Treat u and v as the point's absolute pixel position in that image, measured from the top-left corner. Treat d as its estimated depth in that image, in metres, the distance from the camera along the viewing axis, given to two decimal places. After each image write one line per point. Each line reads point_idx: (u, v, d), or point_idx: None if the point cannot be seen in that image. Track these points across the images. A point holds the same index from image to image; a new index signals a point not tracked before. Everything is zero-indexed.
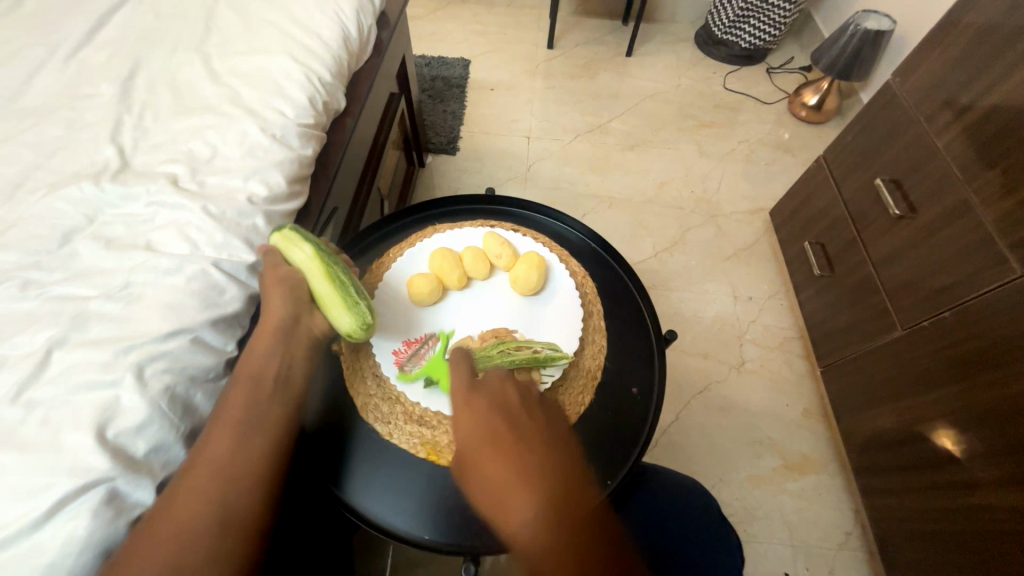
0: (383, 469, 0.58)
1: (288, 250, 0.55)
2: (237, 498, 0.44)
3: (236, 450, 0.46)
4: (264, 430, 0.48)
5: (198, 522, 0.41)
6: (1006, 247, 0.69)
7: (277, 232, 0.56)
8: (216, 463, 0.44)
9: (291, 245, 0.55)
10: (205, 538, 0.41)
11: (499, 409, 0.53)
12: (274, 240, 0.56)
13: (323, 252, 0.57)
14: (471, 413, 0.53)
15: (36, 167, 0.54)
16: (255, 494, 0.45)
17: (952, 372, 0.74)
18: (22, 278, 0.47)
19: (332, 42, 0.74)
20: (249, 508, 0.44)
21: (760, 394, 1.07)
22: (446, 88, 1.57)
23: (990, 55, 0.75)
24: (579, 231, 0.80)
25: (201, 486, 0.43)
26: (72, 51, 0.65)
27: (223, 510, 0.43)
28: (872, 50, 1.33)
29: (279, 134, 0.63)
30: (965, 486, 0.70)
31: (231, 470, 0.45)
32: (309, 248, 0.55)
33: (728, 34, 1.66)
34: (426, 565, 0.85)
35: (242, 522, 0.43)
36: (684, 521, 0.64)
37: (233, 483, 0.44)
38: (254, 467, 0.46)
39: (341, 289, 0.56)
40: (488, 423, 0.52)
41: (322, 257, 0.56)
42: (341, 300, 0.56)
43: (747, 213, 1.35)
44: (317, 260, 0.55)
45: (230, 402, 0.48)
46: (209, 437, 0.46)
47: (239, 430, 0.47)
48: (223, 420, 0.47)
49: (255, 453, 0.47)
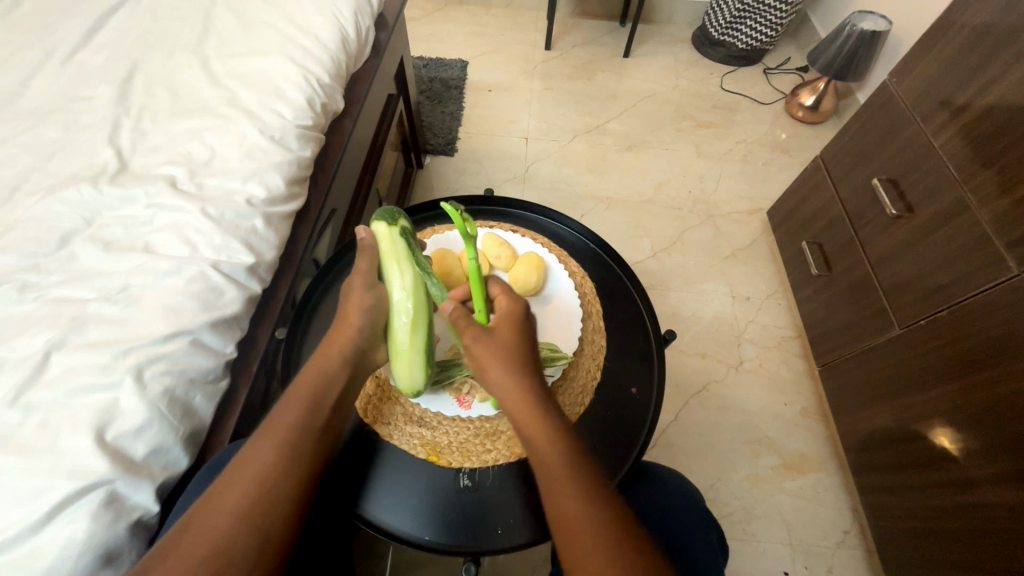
0: (398, 476, 0.58)
1: (390, 262, 0.56)
2: (273, 517, 0.43)
3: (276, 467, 0.45)
4: (309, 452, 0.48)
5: (232, 537, 0.41)
6: (1003, 245, 0.69)
7: (388, 237, 0.56)
8: (254, 479, 0.44)
9: (397, 262, 0.56)
10: (239, 556, 0.40)
11: (528, 335, 0.55)
12: (383, 238, 0.57)
13: (423, 287, 0.56)
14: (507, 330, 0.54)
15: (34, 169, 0.54)
16: (293, 512, 0.44)
17: (948, 370, 0.74)
18: (20, 280, 0.47)
19: (330, 44, 0.74)
20: (284, 529, 0.43)
21: (759, 394, 1.07)
22: (444, 89, 1.58)
23: (986, 56, 0.75)
24: (578, 232, 0.80)
25: (240, 501, 0.43)
26: (69, 52, 0.66)
27: (257, 528, 0.42)
28: (868, 51, 1.33)
29: (277, 136, 0.63)
30: (963, 484, 0.71)
31: (271, 489, 0.44)
32: (413, 275, 0.56)
33: (725, 35, 1.66)
34: (426, 566, 0.85)
35: (275, 545, 0.42)
36: (672, 516, 0.62)
37: (272, 501, 0.44)
38: (295, 486, 0.45)
39: (417, 340, 0.55)
40: (519, 343, 0.53)
41: (413, 294, 0.55)
42: (405, 349, 0.55)
43: (744, 213, 1.36)
44: (412, 295, 0.55)
45: (280, 421, 0.48)
46: (252, 451, 0.46)
47: (284, 447, 0.47)
48: (270, 439, 0.47)
49: (300, 474, 0.46)
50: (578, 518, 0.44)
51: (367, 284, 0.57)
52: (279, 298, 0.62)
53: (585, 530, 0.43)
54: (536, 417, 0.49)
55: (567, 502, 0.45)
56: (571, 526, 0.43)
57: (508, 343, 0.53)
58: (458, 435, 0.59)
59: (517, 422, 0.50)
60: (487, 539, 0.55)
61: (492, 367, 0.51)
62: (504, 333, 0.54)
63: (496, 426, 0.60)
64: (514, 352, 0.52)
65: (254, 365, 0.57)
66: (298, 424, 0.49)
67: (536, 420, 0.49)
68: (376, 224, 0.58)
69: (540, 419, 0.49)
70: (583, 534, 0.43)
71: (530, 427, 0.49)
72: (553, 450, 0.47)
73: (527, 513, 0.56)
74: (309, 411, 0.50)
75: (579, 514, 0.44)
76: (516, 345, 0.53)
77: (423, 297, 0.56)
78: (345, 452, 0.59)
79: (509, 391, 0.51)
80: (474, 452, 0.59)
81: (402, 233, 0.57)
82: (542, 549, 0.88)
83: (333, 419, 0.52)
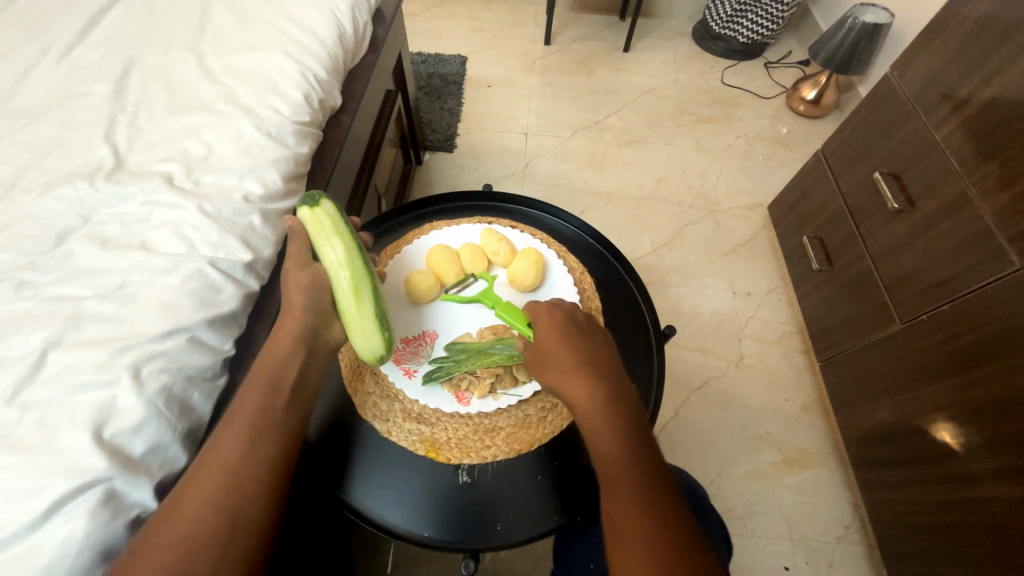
0: (388, 470, 0.58)
1: (319, 238, 0.54)
2: (245, 501, 0.43)
3: (244, 452, 0.45)
4: (278, 437, 0.48)
5: (208, 523, 0.41)
6: (1006, 239, 0.69)
7: (309, 209, 0.54)
8: (224, 465, 0.44)
9: (324, 237, 0.54)
10: (214, 541, 0.41)
11: (573, 331, 0.55)
12: (305, 218, 0.54)
13: (356, 256, 0.55)
14: (550, 332, 0.55)
15: (30, 167, 0.54)
16: (266, 496, 0.45)
17: (950, 365, 0.74)
18: (17, 278, 0.46)
19: (327, 39, 0.74)
20: (261, 512, 0.44)
21: (759, 389, 1.07)
22: (443, 85, 1.57)
23: (988, 49, 0.75)
24: (577, 228, 0.80)
25: (212, 489, 0.43)
26: (65, 50, 0.65)
27: (230, 512, 0.42)
28: (869, 44, 1.32)
29: (274, 132, 0.63)
30: (965, 479, 0.70)
31: (244, 474, 0.44)
32: (343, 247, 0.54)
33: (726, 29, 1.65)
34: (426, 563, 0.85)
35: (250, 528, 0.43)
36: None
37: (241, 485, 0.44)
38: (265, 470, 0.46)
39: (361, 306, 0.54)
40: (583, 345, 0.54)
41: (349, 261, 0.54)
42: (356, 317, 0.54)
43: (745, 208, 1.35)
44: (347, 264, 0.54)
45: (244, 406, 0.48)
46: (221, 438, 0.46)
47: (253, 433, 0.47)
48: (235, 425, 0.47)
49: (270, 458, 0.46)
50: (630, 522, 0.44)
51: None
52: (276, 294, 0.62)
53: (637, 528, 0.43)
54: (599, 418, 0.49)
55: (619, 502, 0.45)
56: (622, 531, 0.44)
57: (569, 345, 0.54)
58: (458, 431, 0.59)
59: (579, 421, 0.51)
60: (486, 535, 0.55)
61: (556, 367, 0.53)
62: (564, 336, 0.54)
63: (495, 423, 0.59)
64: (578, 353, 0.53)
65: (252, 362, 0.57)
66: (263, 408, 0.49)
67: (600, 420, 0.49)
68: (298, 209, 0.55)
69: (604, 420, 0.49)
70: (633, 537, 0.43)
71: (592, 428, 0.50)
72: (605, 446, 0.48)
73: (526, 508, 0.56)
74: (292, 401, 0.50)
75: (631, 518, 0.44)
76: (579, 347, 0.54)
77: (362, 268, 0.55)
78: (327, 441, 0.59)
79: (573, 390, 0.51)
80: (473, 448, 0.58)
81: (326, 203, 0.55)
82: (541, 545, 0.88)
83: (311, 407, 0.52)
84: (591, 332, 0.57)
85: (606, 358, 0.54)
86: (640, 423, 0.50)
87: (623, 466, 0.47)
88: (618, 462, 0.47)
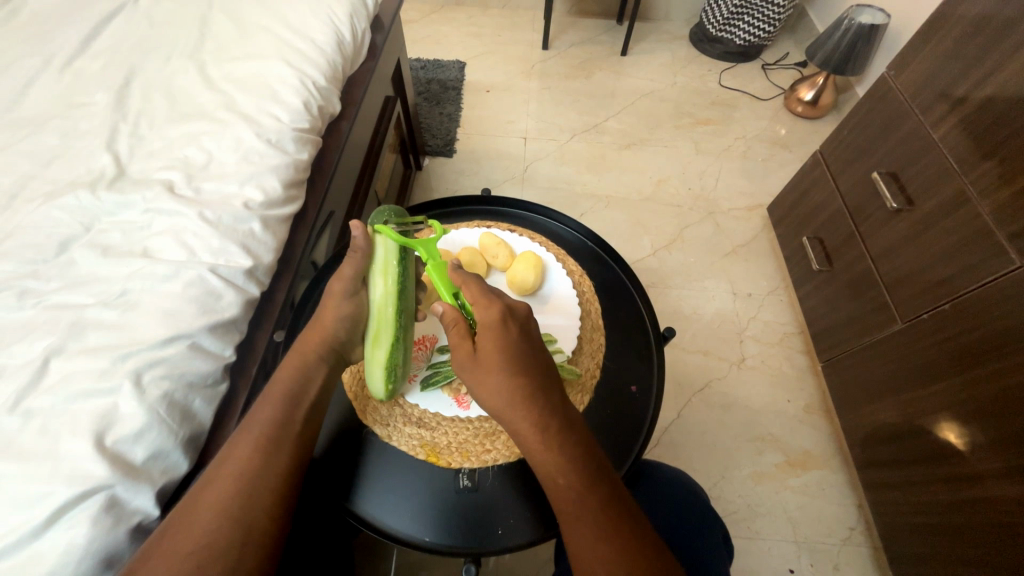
0: (391, 476, 0.58)
1: (374, 270, 0.56)
2: (258, 511, 0.44)
3: (255, 463, 0.46)
4: (286, 449, 0.49)
5: (220, 534, 0.41)
6: (1004, 237, 0.69)
7: (379, 241, 0.57)
8: (235, 475, 0.45)
9: (376, 272, 0.56)
10: (228, 550, 0.41)
11: (512, 331, 0.50)
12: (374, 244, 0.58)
13: (394, 301, 0.54)
14: (487, 337, 0.49)
15: (32, 176, 0.54)
16: (278, 506, 0.45)
17: (952, 365, 0.74)
18: (19, 287, 0.47)
19: (326, 46, 0.74)
20: (272, 522, 0.44)
21: (761, 391, 1.07)
22: (442, 90, 1.58)
23: (985, 47, 0.75)
24: (575, 230, 0.80)
25: (222, 500, 0.43)
26: (67, 60, 0.66)
27: (243, 522, 0.43)
28: (866, 46, 1.33)
29: (274, 139, 0.63)
30: (970, 478, 0.70)
31: (255, 485, 0.45)
32: (383, 285, 0.55)
33: (723, 32, 1.66)
34: (429, 567, 0.85)
35: (261, 537, 0.43)
36: (676, 516, 0.64)
37: (252, 495, 0.44)
38: (278, 481, 0.47)
39: (374, 349, 0.54)
40: (526, 365, 0.49)
41: (385, 302, 0.54)
42: (369, 355, 0.54)
43: (745, 210, 1.35)
44: (381, 303, 0.54)
45: (256, 418, 0.49)
46: (233, 448, 0.47)
47: (264, 443, 0.47)
48: (248, 436, 0.48)
49: (282, 469, 0.47)
50: (594, 567, 0.42)
51: (338, 282, 0.58)
52: (277, 300, 0.62)
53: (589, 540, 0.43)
54: (551, 451, 0.46)
55: (583, 547, 0.43)
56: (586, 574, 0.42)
57: (515, 368, 0.48)
58: (457, 435, 0.59)
59: (528, 453, 0.47)
60: (488, 540, 0.55)
61: (497, 391, 0.48)
62: (507, 354, 0.49)
63: (495, 426, 0.59)
64: (523, 375, 0.48)
65: (253, 368, 0.57)
66: (269, 420, 0.49)
67: (551, 452, 0.46)
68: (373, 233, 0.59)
69: (549, 443, 0.47)
70: None
71: (544, 462, 0.46)
72: (552, 457, 0.46)
73: (528, 512, 0.56)
74: (287, 405, 0.51)
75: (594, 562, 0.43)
76: (524, 369, 0.49)
77: (390, 312, 0.54)
78: (330, 447, 0.60)
79: (518, 419, 0.47)
80: (473, 452, 0.58)
81: (391, 240, 0.56)
82: (543, 549, 0.87)
83: (309, 411, 0.53)
84: (530, 330, 0.52)
85: (550, 376, 0.51)
86: (593, 451, 0.48)
87: (581, 498, 0.45)
88: (575, 501, 0.45)
